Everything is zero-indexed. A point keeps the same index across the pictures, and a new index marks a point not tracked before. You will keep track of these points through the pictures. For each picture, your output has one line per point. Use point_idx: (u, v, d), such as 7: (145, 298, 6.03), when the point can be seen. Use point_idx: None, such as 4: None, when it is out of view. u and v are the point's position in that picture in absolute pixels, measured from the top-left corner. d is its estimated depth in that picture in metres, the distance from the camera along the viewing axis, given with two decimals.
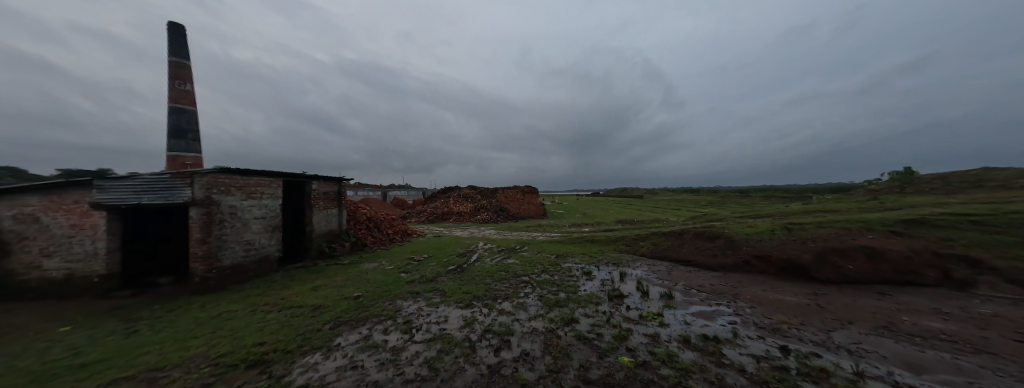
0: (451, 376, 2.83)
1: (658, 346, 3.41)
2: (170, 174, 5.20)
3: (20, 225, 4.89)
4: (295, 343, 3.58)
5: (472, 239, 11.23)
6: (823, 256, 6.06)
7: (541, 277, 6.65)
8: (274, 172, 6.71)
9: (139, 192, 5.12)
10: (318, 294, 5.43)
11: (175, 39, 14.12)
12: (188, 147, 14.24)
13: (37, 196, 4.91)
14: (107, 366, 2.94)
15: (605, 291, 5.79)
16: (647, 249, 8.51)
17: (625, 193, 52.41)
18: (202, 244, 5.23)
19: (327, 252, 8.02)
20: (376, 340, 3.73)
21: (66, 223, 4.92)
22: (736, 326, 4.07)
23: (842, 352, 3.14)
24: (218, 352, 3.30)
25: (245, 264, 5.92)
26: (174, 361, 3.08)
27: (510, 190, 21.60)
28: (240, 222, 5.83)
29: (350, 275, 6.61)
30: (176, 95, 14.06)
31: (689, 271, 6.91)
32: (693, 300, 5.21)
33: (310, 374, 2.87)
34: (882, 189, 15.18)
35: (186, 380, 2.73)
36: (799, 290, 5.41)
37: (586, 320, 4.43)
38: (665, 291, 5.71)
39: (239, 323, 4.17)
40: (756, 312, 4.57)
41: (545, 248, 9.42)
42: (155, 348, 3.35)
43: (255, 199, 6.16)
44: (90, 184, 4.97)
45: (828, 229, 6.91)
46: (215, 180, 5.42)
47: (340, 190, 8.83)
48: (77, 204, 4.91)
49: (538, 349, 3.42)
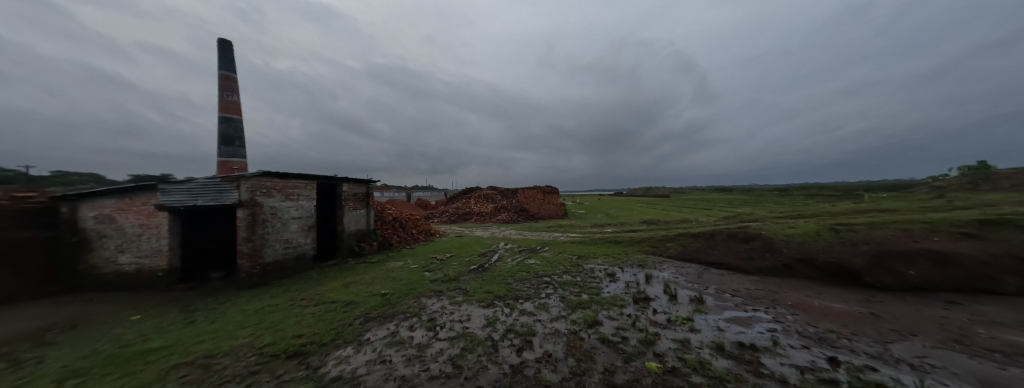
0: (474, 374, 2.86)
1: (688, 353, 3.26)
2: (221, 178, 5.65)
3: (99, 224, 5.55)
4: (329, 337, 3.79)
5: (493, 239, 11.35)
6: (879, 260, 5.49)
7: (563, 278, 6.58)
8: (310, 175, 7.13)
9: (195, 195, 5.60)
10: (349, 290, 5.72)
11: (224, 55, 15.46)
12: (235, 153, 15.58)
13: (112, 199, 5.55)
14: (170, 352, 3.28)
15: (629, 293, 5.64)
16: (675, 251, 8.16)
17: (649, 193, 50.20)
18: (248, 242, 5.66)
19: (356, 251, 8.41)
20: (403, 336, 3.87)
21: (136, 222, 5.53)
22: (776, 334, 3.81)
23: (903, 366, 2.83)
24: (261, 342, 3.56)
25: (285, 261, 6.35)
26: (225, 350, 3.37)
27: (529, 191, 21.47)
28: (280, 222, 6.26)
29: (377, 273, 6.90)
30: (225, 106, 15.35)
31: (721, 274, 6.54)
32: (727, 305, 4.93)
33: (343, 366, 3.03)
34: (950, 186, 13.53)
35: (235, 368, 2.97)
36: (849, 296, 4.95)
37: (610, 323, 4.33)
38: (695, 295, 5.44)
39: (280, 316, 4.48)
40: (799, 319, 4.24)
41: (566, 249, 9.29)
42: (208, 337, 3.68)
43: (292, 200, 6.58)
44: (155, 188, 5.53)
45: (883, 230, 6.28)
46: (259, 183, 5.83)
47: (368, 191, 9.20)
48: (145, 206, 5.50)
49: (561, 351, 3.38)
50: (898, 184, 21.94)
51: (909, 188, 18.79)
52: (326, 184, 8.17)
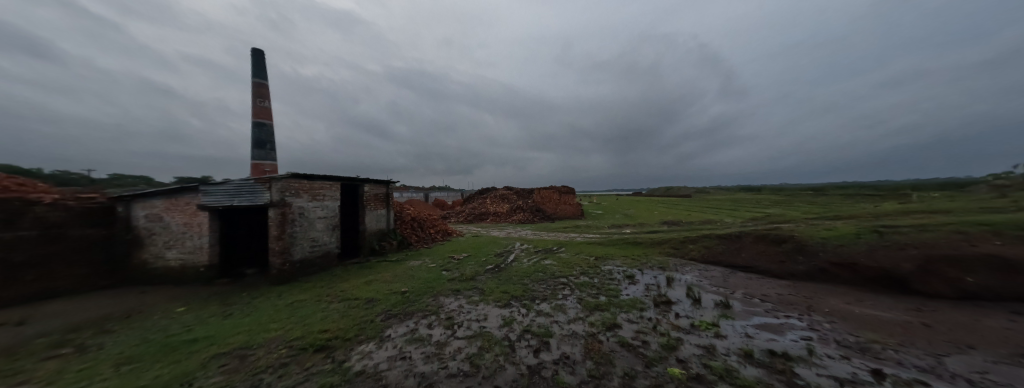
0: (491, 373, 2.88)
1: (714, 359, 3.13)
2: (254, 179, 5.95)
3: (150, 223, 6.03)
4: (353, 332, 3.93)
5: (509, 239, 11.39)
6: (930, 266, 5.05)
7: (580, 279, 6.49)
8: (334, 176, 7.42)
9: (231, 195, 5.94)
10: (371, 288, 5.92)
11: (258, 63, 16.41)
12: (267, 156, 16.50)
13: (160, 199, 6.01)
14: (210, 342, 3.51)
15: (649, 296, 5.49)
16: (698, 253, 7.86)
17: (669, 193, 48.60)
18: (278, 241, 5.98)
19: (377, 249, 8.68)
20: (422, 334, 3.96)
21: (181, 221, 5.96)
22: (812, 343, 3.57)
23: (960, 382, 2.58)
24: (291, 335, 3.75)
25: (311, 259, 6.65)
26: (259, 342, 3.57)
27: (545, 191, 21.35)
28: (307, 222, 6.56)
29: (397, 271, 7.08)
30: (258, 111, 16.30)
31: (749, 278, 6.23)
32: (755, 311, 4.69)
33: (366, 361, 3.13)
34: (1015, 184, 12.18)
35: (268, 359, 3.14)
36: (895, 304, 4.58)
37: (629, 326, 4.23)
38: (720, 299, 5.21)
39: (307, 311, 4.69)
40: (837, 328, 3.96)
41: (582, 250, 9.17)
42: (243, 329, 3.92)
43: (318, 200, 6.89)
44: (197, 189, 5.95)
45: (934, 233, 5.76)
46: (288, 184, 6.14)
47: (388, 191, 9.46)
48: (189, 206, 5.93)
49: (578, 353, 3.34)
50: (951, 182, 20.05)
51: (965, 187, 17.09)
52: (349, 185, 8.48)
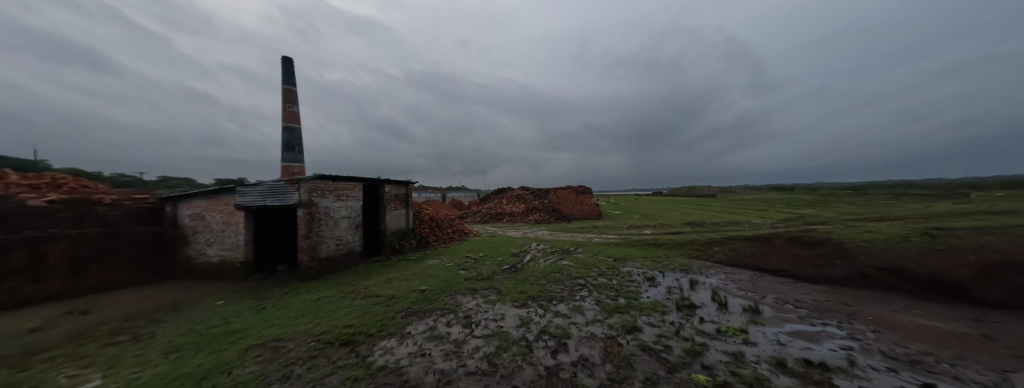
0: (509, 373, 2.88)
1: (742, 367, 2.99)
2: (284, 180, 6.26)
3: (193, 221, 6.49)
4: (375, 328, 4.06)
5: (526, 240, 11.37)
6: (992, 272, 4.57)
7: (598, 281, 6.38)
8: (357, 177, 7.69)
9: (264, 195, 6.28)
10: (391, 285, 6.09)
11: (287, 70, 17.29)
12: (296, 158, 17.38)
13: (202, 199, 6.46)
14: (246, 334, 3.74)
15: (672, 299, 5.31)
16: (724, 256, 7.53)
17: (691, 193, 46.73)
18: (306, 239, 6.27)
19: (397, 248, 8.93)
20: (441, 332, 4.02)
21: (220, 220, 6.38)
22: (853, 353, 3.33)
23: None
24: (318, 330, 3.92)
25: (336, 257, 6.92)
26: (289, 335, 3.77)
27: (561, 190, 21.13)
28: (332, 221, 6.84)
29: (416, 270, 7.24)
30: (287, 116, 17.18)
31: (780, 282, 5.90)
32: (788, 317, 4.43)
33: (388, 357, 3.22)
34: None
35: (298, 352, 3.31)
36: (950, 314, 4.18)
37: (650, 330, 4.12)
38: (749, 304, 4.96)
39: (333, 307, 4.89)
40: (882, 337, 3.67)
41: (600, 251, 9.01)
42: (275, 323, 4.14)
43: (342, 200, 7.17)
44: (235, 190, 6.36)
45: (996, 236, 5.21)
46: (315, 185, 6.42)
47: (407, 192, 9.69)
48: (227, 206, 6.34)
49: (597, 356, 3.28)
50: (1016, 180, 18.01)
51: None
52: (371, 185, 8.77)
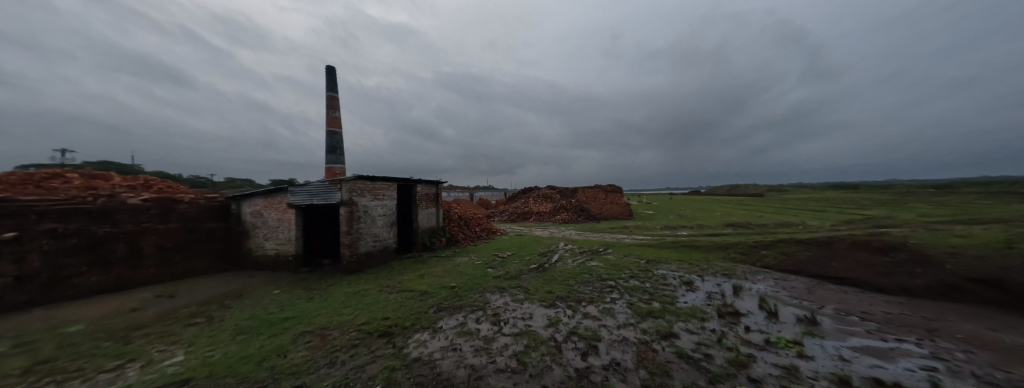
0: (539, 373, 2.87)
1: (796, 382, 2.73)
2: (328, 181, 6.75)
3: (253, 218, 7.22)
4: (410, 321, 4.24)
5: (553, 239, 11.26)
6: None
7: (630, 283, 6.16)
8: (392, 177, 8.09)
9: (312, 195, 6.82)
10: (423, 281, 6.33)
11: (331, 78, 18.65)
12: (338, 160, 18.72)
13: (260, 198, 7.16)
14: (297, 321, 4.09)
15: (712, 305, 4.98)
16: (772, 260, 6.92)
17: (731, 193, 43.36)
18: (348, 235, 6.72)
19: (428, 246, 9.28)
20: (471, 328, 4.11)
21: (275, 217, 7.03)
22: (937, 375, 2.90)
23: None
24: (359, 320, 4.18)
25: (374, 252, 7.34)
26: (334, 323, 4.07)
27: (590, 190, 20.63)
28: (370, 219, 7.26)
29: (446, 267, 7.47)
30: (330, 121, 18.52)
31: (842, 291, 5.29)
32: (852, 331, 3.96)
33: (422, 349, 3.36)
34: None
35: (343, 340, 3.55)
36: None
37: (688, 336, 3.89)
38: (804, 314, 4.51)
39: (371, 299, 5.20)
40: (974, 359, 3.16)
41: (631, 252, 8.67)
42: (322, 312, 4.49)
43: (379, 199, 7.58)
44: (287, 190, 6.97)
45: None
46: (354, 185, 6.85)
47: (437, 191, 10.02)
48: (281, 204, 6.97)
49: (630, 361, 3.17)
50: None
51: None
52: (404, 185, 9.18)
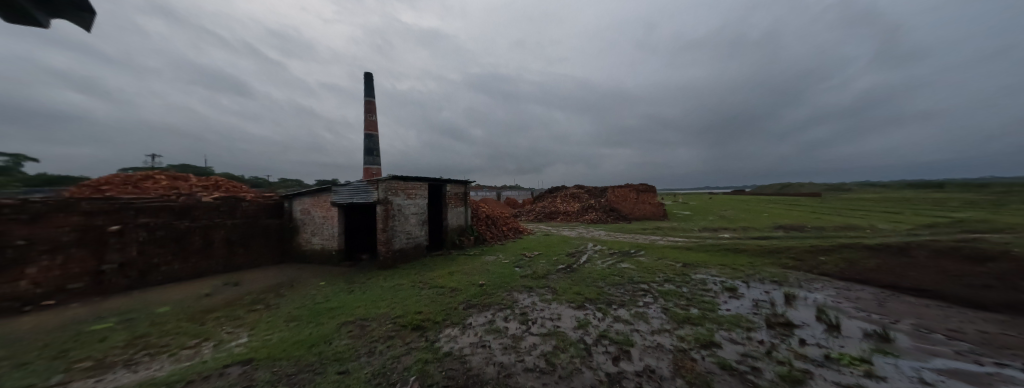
0: (568, 374, 2.83)
1: None
2: (365, 181, 7.16)
3: (302, 215, 7.87)
4: (441, 316, 4.38)
5: (581, 240, 11.02)
6: None
7: (664, 287, 5.85)
8: (423, 177, 8.40)
9: (352, 194, 7.27)
10: (453, 278, 6.51)
11: (368, 85, 19.83)
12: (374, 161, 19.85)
13: (308, 197, 7.79)
14: (340, 312, 4.39)
15: (760, 314, 4.58)
16: (831, 268, 6.22)
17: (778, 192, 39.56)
18: (383, 232, 7.08)
19: (457, 244, 9.52)
20: (499, 326, 4.15)
21: (320, 214, 7.60)
22: None
23: None
24: (394, 313, 4.40)
25: (406, 249, 7.68)
26: (372, 315, 4.32)
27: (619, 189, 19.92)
28: (403, 217, 7.60)
29: (474, 265, 7.62)
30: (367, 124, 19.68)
31: (921, 305, 4.61)
32: (935, 351, 3.44)
33: (452, 344, 3.45)
34: None
35: (380, 331, 3.76)
36: None
37: (732, 346, 3.61)
38: (873, 329, 4.00)
39: (405, 293, 5.45)
40: None
41: (666, 255, 8.23)
42: (361, 304, 4.79)
43: (411, 199, 7.91)
44: (331, 189, 7.50)
45: None
46: (389, 185, 7.20)
47: (465, 190, 10.24)
48: (325, 202, 7.53)
49: (666, 369, 3.01)
50: None
51: None
52: (434, 185, 9.50)
